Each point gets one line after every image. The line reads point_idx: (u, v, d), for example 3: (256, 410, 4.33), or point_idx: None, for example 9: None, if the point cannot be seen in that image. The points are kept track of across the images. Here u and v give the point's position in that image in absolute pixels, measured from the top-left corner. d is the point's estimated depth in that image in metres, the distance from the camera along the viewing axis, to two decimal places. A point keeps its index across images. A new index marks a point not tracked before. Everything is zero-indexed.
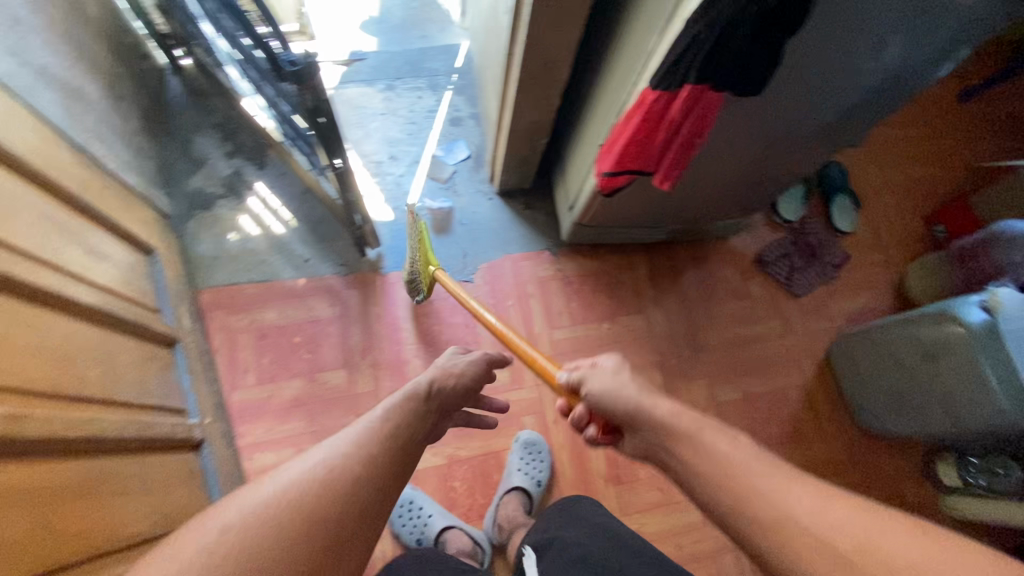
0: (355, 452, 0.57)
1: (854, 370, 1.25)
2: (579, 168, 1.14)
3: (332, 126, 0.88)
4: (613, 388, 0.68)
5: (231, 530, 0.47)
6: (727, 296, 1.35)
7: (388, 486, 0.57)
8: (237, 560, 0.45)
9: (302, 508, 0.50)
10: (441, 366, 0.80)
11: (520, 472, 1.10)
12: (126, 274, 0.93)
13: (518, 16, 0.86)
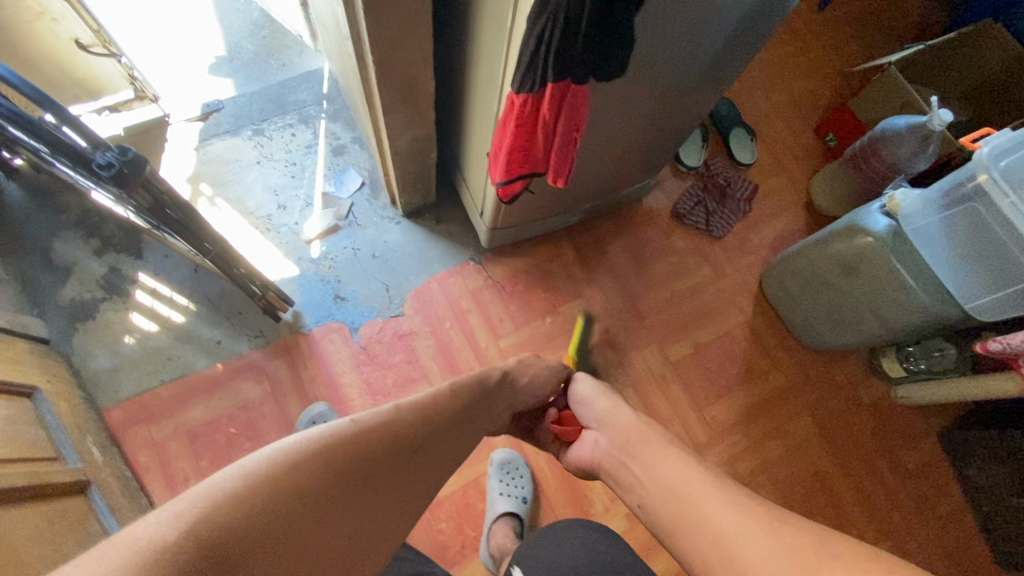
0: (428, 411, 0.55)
1: (786, 298, 1.28)
2: (478, 176, 1.10)
3: (184, 214, 0.76)
4: (593, 398, 0.75)
5: (349, 448, 0.43)
6: (657, 257, 1.35)
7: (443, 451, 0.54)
8: (338, 474, 0.41)
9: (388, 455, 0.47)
10: (517, 361, 0.80)
11: (503, 496, 1.08)
12: (5, 432, 0.82)
13: (359, 43, 0.79)
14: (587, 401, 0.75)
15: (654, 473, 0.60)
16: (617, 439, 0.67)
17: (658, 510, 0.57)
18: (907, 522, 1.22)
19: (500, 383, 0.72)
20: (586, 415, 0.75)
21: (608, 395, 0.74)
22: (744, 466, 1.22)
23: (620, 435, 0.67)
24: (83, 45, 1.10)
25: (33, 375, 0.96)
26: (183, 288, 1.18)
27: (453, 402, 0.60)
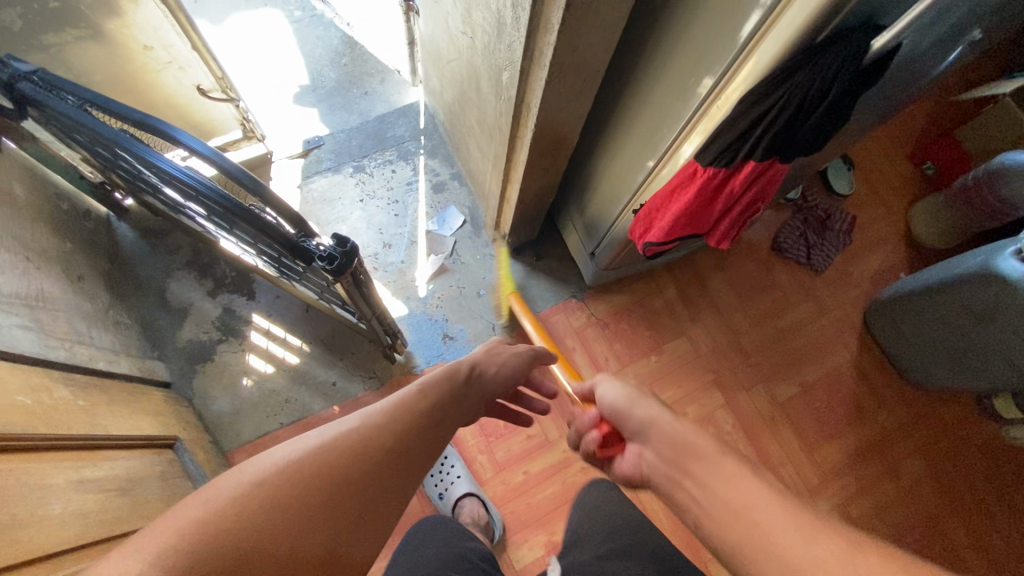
0: (392, 414, 0.51)
1: (899, 333, 1.26)
2: (597, 219, 1.08)
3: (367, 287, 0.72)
4: (624, 402, 0.60)
5: (276, 481, 0.41)
6: (756, 292, 1.34)
7: (421, 455, 0.51)
8: (278, 506, 0.40)
9: (340, 472, 0.44)
10: (484, 353, 0.72)
11: None
12: (168, 490, 0.82)
13: (524, 107, 0.78)
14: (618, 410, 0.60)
15: (667, 431, 0.55)
16: (663, 449, 0.54)
17: (660, 465, 0.54)
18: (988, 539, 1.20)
19: (477, 368, 0.66)
20: (624, 426, 0.60)
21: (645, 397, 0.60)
22: (857, 508, 1.20)
23: (664, 443, 0.54)
24: (204, 91, 1.08)
25: (173, 425, 0.97)
26: (297, 328, 1.19)
27: (426, 402, 0.55)
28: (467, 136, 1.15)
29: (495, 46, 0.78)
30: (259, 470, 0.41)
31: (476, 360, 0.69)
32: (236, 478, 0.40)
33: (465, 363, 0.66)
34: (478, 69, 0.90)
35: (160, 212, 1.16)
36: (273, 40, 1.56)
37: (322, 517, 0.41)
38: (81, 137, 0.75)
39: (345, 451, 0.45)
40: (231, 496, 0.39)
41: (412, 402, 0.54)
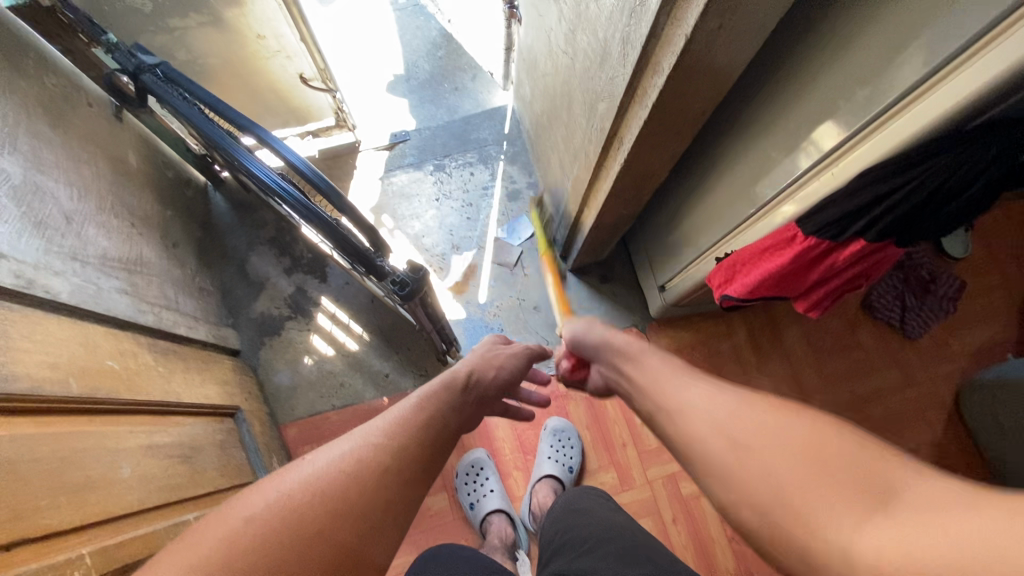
0: (390, 432, 0.50)
1: (998, 428, 1.10)
2: (674, 255, 1.02)
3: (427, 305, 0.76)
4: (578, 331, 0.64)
5: (273, 512, 0.40)
6: (835, 350, 1.25)
7: (429, 464, 0.51)
8: (296, 520, 0.40)
9: (342, 493, 0.43)
10: (482, 356, 0.73)
11: (550, 459, 1.10)
12: (222, 460, 0.86)
13: (616, 139, 0.75)
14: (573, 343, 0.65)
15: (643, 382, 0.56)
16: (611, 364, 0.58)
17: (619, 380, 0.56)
18: None
19: (473, 378, 0.67)
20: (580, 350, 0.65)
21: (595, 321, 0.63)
22: None
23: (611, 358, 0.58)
24: (305, 79, 1.12)
25: (236, 395, 1.02)
26: (358, 317, 1.23)
27: (425, 414, 0.55)
28: (550, 151, 1.13)
29: (595, 73, 0.76)
30: (253, 506, 0.40)
31: (474, 364, 0.71)
32: (230, 516, 0.39)
33: (461, 371, 0.67)
34: (573, 91, 0.88)
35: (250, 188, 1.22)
36: (376, 26, 1.60)
37: (341, 529, 0.41)
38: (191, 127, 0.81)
39: (345, 474, 0.44)
40: (223, 536, 0.38)
41: (409, 416, 0.54)
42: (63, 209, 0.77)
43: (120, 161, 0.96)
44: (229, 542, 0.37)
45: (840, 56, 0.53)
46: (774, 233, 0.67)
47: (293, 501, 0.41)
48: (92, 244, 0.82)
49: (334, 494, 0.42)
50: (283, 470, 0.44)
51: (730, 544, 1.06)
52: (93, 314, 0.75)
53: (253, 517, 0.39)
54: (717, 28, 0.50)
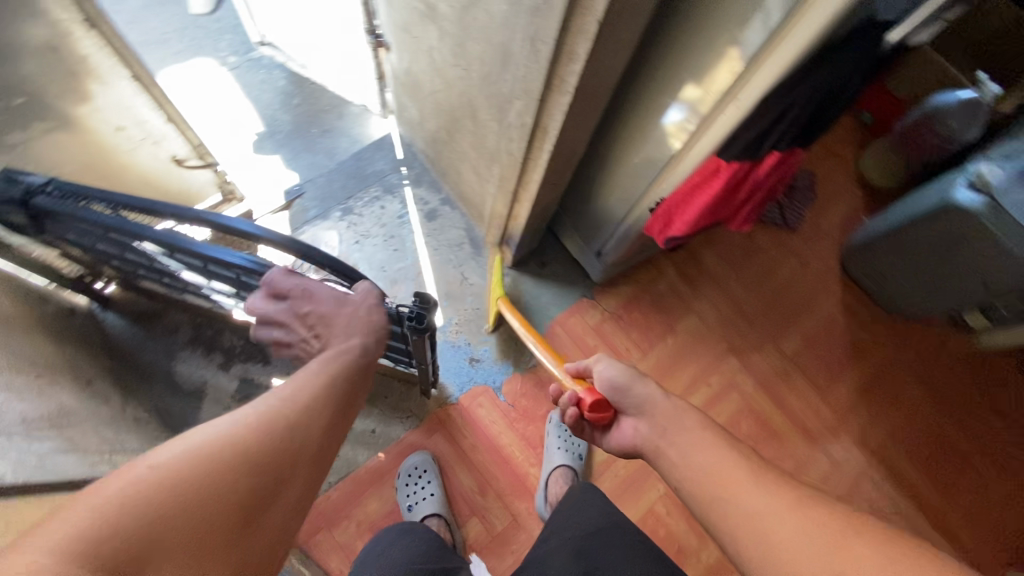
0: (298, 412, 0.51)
1: (882, 274, 1.39)
2: (603, 221, 1.11)
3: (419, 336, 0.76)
4: (622, 384, 0.69)
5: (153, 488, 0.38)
6: (747, 258, 1.43)
7: (316, 439, 0.51)
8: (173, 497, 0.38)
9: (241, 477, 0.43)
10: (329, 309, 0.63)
11: (560, 450, 1.12)
12: None
13: (539, 130, 0.80)
14: (613, 391, 0.70)
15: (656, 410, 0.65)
16: (654, 420, 0.65)
17: (649, 434, 0.64)
18: (966, 446, 1.35)
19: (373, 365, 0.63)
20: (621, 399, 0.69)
21: (640, 377, 0.69)
22: (873, 436, 1.32)
23: (653, 419, 0.65)
24: (179, 160, 1.04)
25: None
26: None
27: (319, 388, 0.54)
28: (458, 162, 1.15)
29: (500, 75, 0.80)
30: (144, 472, 0.39)
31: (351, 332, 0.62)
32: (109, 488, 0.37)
33: (358, 353, 0.61)
34: (474, 98, 0.91)
35: (151, 292, 1.09)
36: (217, 89, 1.49)
37: (220, 505, 0.40)
38: (99, 241, 0.74)
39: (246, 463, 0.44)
40: (98, 510, 0.36)
41: (305, 392, 0.53)
42: None
43: None
44: (121, 510, 0.36)
45: (710, 10, 0.62)
46: (698, 172, 0.77)
47: (198, 480, 0.40)
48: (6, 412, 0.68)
49: (236, 477, 0.42)
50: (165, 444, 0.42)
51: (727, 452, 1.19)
52: (48, 489, 0.63)
53: (148, 483, 0.38)
54: (622, 7, 0.57)
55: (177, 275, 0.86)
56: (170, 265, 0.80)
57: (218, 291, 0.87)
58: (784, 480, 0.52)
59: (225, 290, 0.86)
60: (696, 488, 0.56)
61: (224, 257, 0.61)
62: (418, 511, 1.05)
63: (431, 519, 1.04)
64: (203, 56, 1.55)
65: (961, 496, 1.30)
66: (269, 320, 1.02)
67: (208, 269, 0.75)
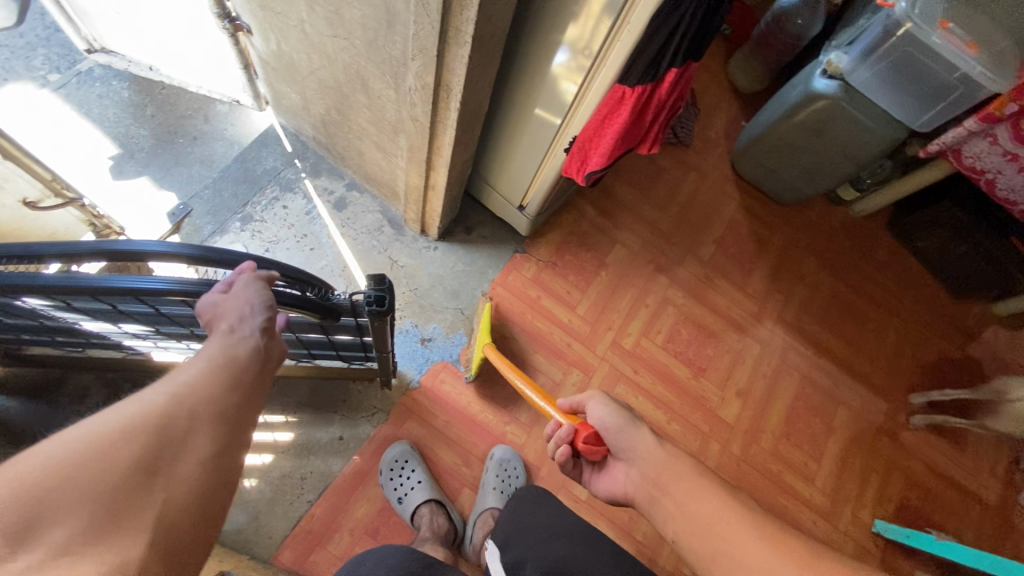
0: (181, 403, 0.42)
1: (767, 170, 1.53)
2: (518, 174, 1.12)
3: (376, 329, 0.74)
4: (614, 425, 0.75)
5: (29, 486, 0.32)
6: (654, 182, 1.51)
7: (228, 407, 0.44)
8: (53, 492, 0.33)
9: (122, 487, 0.35)
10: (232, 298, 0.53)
11: (495, 491, 1.07)
12: None
13: (442, 89, 0.77)
14: (607, 433, 0.75)
15: (651, 461, 0.68)
16: (648, 471, 0.68)
17: (644, 483, 0.68)
18: (860, 302, 1.57)
19: (271, 346, 0.53)
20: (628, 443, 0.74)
21: (631, 423, 0.74)
22: (789, 313, 1.49)
23: (649, 470, 0.68)
24: (32, 203, 0.90)
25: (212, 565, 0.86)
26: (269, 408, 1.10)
27: (220, 363, 0.47)
28: (358, 142, 1.09)
29: (387, 37, 0.75)
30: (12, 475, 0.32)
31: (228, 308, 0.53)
32: None
33: (253, 334, 0.52)
34: (363, 68, 0.86)
35: (45, 360, 0.96)
36: (49, 114, 1.28)
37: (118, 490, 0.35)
38: None
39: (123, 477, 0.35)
40: None
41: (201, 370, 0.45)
42: None
43: None
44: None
45: None
46: (603, 103, 0.79)
47: (64, 499, 0.33)
48: None
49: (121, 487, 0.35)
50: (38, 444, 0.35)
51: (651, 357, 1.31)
52: None
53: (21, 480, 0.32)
54: None
55: (81, 329, 0.77)
56: (64, 314, 0.69)
57: (134, 334, 0.79)
58: (787, 539, 0.54)
59: (144, 331, 0.78)
60: (702, 549, 0.58)
61: (143, 285, 0.53)
62: (409, 501, 1.03)
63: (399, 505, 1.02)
64: (18, 80, 1.32)
65: (864, 344, 1.52)
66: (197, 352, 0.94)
67: (117, 311, 0.67)
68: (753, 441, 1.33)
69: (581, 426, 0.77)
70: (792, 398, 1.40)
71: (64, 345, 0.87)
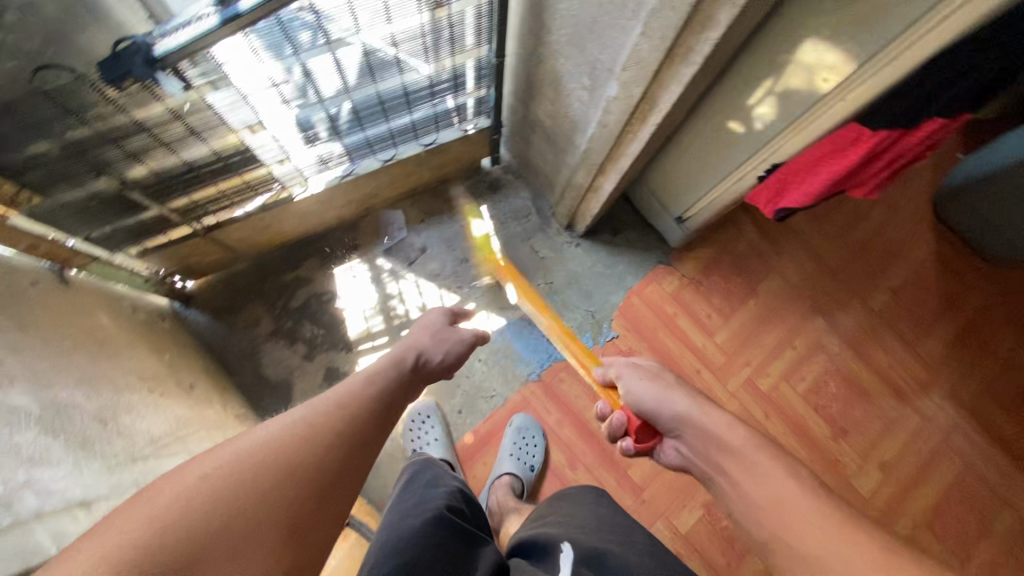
0: (330, 440, 0.49)
1: (978, 215, 1.24)
2: (687, 189, 1.05)
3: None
4: (651, 398, 0.70)
5: (206, 493, 0.39)
6: (831, 209, 1.34)
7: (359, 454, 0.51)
8: (224, 510, 0.39)
9: (279, 520, 0.41)
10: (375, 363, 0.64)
11: (512, 456, 1.08)
12: None
13: (645, 102, 0.73)
14: (647, 407, 0.71)
15: (704, 427, 0.63)
16: (697, 444, 0.63)
17: (697, 457, 0.63)
18: None
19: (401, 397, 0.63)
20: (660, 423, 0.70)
21: (666, 387, 0.70)
22: (967, 390, 1.27)
23: (696, 444, 0.63)
24: None
25: None
26: (393, 432, 1.15)
27: (363, 397, 0.56)
28: (529, 130, 1.07)
29: (597, 40, 0.71)
30: (203, 472, 0.41)
31: (421, 347, 0.72)
32: (178, 481, 0.40)
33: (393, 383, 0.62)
34: (558, 64, 0.82)
35: (227, 253, 1.11)
36: None
37: (270, 511, 0.41)
38: (194, 115, 0.73)
39: (294, 437, 0.46)
40: (179, 493, 0.39)
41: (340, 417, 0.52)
42: (90, 417, 0.65)
43: (98, 329, 0.81)
44: (184, 510, 0.38)
45: None
46: (833, 139, 0.72)
47: (237, 519, 0.39)
48: (136, 438, 0.70)
49: (279, 516, 0.41)
50: (209, 457, 0.43)
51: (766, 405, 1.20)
52: None
53: (216, 479, 0.41)
54: None
55: (258, 134, 0.84)
56: (246, 92, 0.74)
57: (307, 117, 0.85)
58: None
59: (315, 109, 0.85)
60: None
61: None
62: (422, 455, 1.07)
63: (436, 463, 1.06)
64: None
65: None
66: (332, 149, 0.97)
67: (295, 54, 0.72)
68: (886, 523, 1.18)
69: (635, 414, 0.73)
70: (946, 487, 1.22)
71: (231, 192, 0.94)
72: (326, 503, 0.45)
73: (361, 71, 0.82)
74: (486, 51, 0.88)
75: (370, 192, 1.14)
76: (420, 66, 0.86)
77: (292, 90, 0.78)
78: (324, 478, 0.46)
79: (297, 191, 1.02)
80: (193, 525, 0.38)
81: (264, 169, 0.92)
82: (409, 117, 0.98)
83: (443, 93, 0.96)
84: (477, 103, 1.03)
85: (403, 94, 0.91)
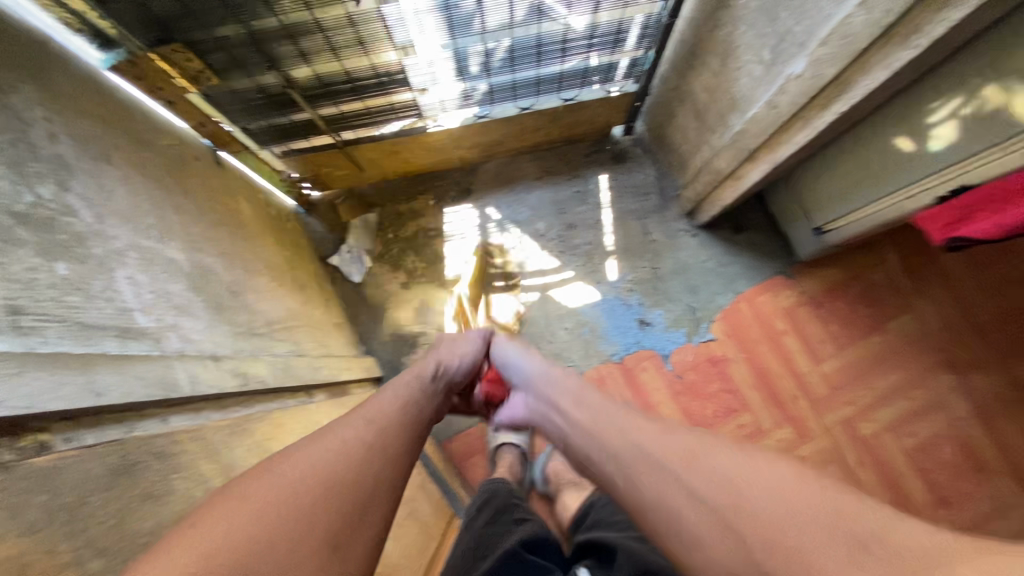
0: (368, 453, 0.42)
1: None
2: (836, 199, 0.95)
3: None
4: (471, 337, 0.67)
5: (247, 516, 0.33)
6: (995, 257, 1.14)
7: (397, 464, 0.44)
8: (266, 528, 0.33)
9: (328, 527, 0.35)
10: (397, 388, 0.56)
11: None
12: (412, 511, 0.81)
13: (835, 85, 0.65)
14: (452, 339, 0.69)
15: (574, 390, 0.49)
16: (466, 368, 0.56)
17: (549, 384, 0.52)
18: None
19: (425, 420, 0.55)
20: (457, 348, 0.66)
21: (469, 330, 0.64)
22: None
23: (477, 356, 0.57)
24: None
25: None
26: None
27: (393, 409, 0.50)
28: (677, 103, 1.01)
29: (795, 9, 0.64)
30: (238, 498, 0.34)
31: (440, 359, 0.70)
32: (210, 515, 0.33)
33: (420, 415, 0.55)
34: (737, 33, 0.76)
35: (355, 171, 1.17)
36: None
37: (316, 522, 0.35)
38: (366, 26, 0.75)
39: (327, 448, 0.40)
40: (216, 522, 0.32)
41: (372, 427, 0.46)
42: (226, 286, 0.71)
43: (238, 212, 0.87)
44: (226, 537, 0.31)
45: None
46: None
47: (284, 533, 0.33)
48: (257, 316, 0.76)
49: (326, 524, 0.35)
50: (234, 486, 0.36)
51: (863, 453, 1.08)
52: (276, 400, 0.67)
53: (255, 500, 0.34)
54: None
55: (415, 56, 0.85)
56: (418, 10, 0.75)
57: (464, 47, 0.85)
58: None
59: (474, 40, 0.84)
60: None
61: None
62: (501, 434, 1.07)
63: (509, 448, 1.04)
64: None
65: None
66: (476, 86, 0.97)
67: None
68: None
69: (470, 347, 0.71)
70: None
71: (374, 110, 0.96)
72: (369, 509, 0.39)
73: (529, 8, 0.80)
74: (660, 7, 0.85)
75: (497, 137, 1.14)
76: (586, 12, 0.83)
77: (459, 16, 0.78)
78: (364, 485, 0.40)
79: (430, 124, 1.04)
80: (236, 548, 0.31)
81: (409, 93, 0.94)
82: (559, 66, 0.95)
83: (600, 47, 0.93)
84: (629, 65, 0.99)
85: (562, 40, 0.88)
